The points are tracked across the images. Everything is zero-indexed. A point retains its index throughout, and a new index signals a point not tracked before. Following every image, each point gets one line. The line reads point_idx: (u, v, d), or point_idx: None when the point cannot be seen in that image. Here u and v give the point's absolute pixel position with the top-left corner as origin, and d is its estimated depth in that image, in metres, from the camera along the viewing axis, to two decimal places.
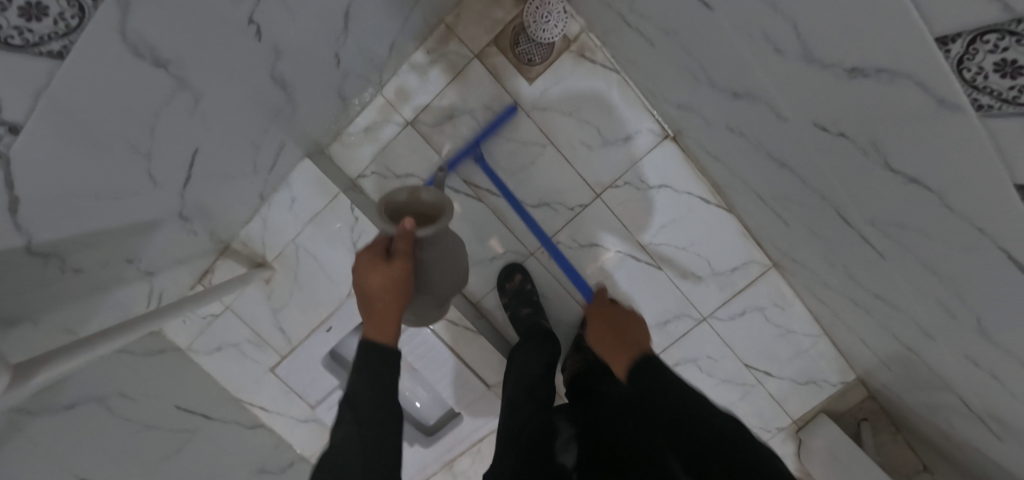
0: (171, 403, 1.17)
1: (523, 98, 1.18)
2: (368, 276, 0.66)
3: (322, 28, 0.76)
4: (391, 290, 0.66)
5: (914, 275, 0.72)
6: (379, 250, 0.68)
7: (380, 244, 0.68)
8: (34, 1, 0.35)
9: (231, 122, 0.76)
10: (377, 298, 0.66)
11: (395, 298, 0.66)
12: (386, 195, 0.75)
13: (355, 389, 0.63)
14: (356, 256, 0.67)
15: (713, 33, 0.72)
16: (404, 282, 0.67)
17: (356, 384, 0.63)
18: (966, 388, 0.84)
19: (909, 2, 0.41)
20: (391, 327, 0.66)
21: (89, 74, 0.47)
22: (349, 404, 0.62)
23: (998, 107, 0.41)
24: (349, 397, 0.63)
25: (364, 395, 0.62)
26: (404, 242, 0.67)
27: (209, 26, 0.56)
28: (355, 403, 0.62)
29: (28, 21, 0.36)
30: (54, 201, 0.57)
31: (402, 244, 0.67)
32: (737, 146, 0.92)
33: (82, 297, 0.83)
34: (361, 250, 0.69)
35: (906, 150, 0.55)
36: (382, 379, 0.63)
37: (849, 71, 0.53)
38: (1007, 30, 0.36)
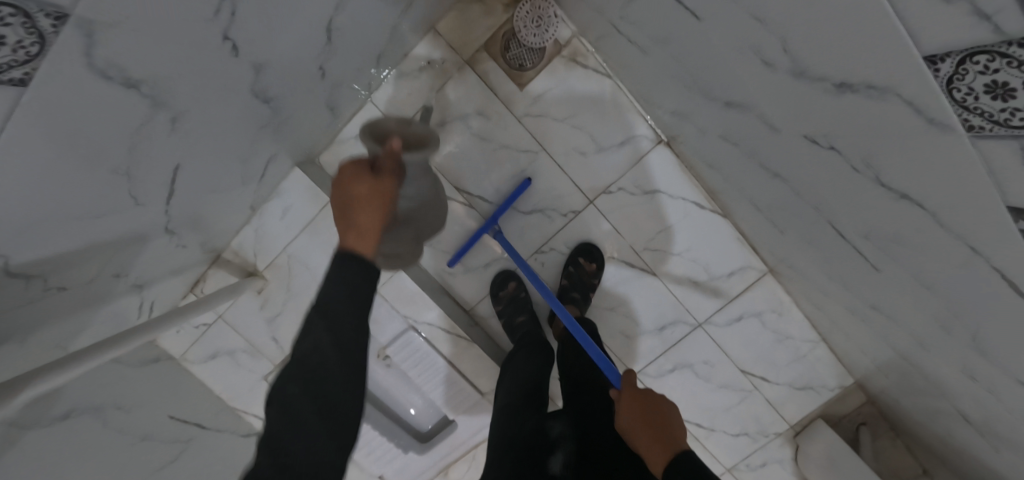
0: (166, 413, 1.17)
1: (515, 105, 1.16)
2: (352, 186, 0.60)
3: (306, 41, 0.75)
4: (375, 197, 0.60)
5: (910, 287, 0.70)
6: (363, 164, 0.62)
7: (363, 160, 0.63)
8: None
9: (213, 136, 0.75)
10: (361, 204, 0.59)
11: (381, 209, 0.60)
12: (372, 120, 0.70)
13: (330, 302, 0.53)
14: (339, 170, 0.62)
15: (703, 43, 0.70)
16: (391, 194, 0.61)
17: (333, 292, 0.53)
18: (963, 400, 0.83)
19: (899, 20, 0.40)
20: (375, 241, 0.58)
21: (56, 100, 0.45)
22: (324, 313, 0.52)
23: (989, 129, 0.39)
24: (322, 307, 0.53)
25: (344, 309, 0.53)
26: (390, 159, 0.64)
27: (185, 47, 0.55)
28: (333, 316, 0.52)
29: None
30: (29, 225, 0.56)
31: (388, 160, 0.63)
32: (731, 154, 0.90)
33: (69, 313, 0.82)
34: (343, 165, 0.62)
35: (897, 167, 0.53)
36: (364, 292, 0.55)
37: (839, 85, 0.52)
38: (997, 51, 0.35)
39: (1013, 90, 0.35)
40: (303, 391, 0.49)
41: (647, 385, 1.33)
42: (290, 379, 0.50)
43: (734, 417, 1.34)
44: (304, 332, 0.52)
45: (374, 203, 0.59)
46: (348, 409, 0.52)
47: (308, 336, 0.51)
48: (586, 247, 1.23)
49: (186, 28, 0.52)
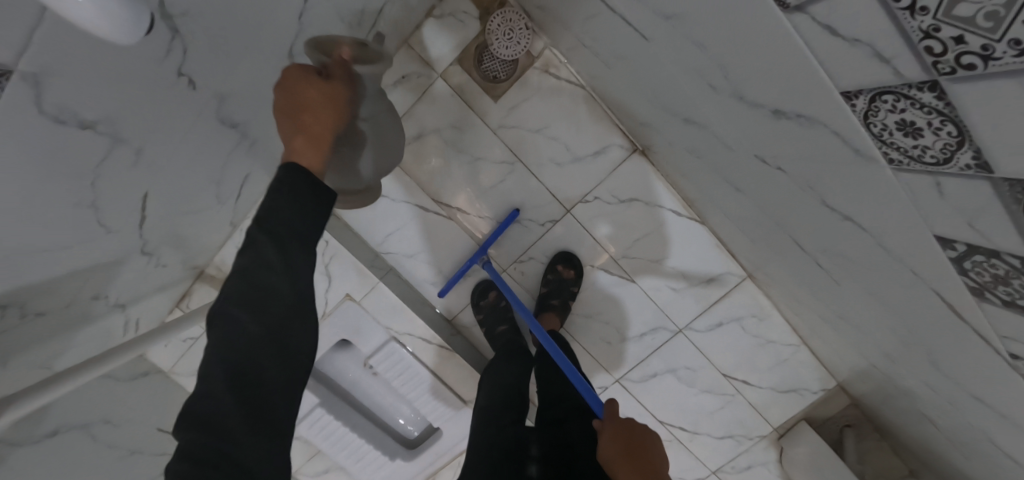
0: (155, 426, 1.22)
1: (490, 117, 1.18)
2: (301, 93, 0.55)
3: (269, 68, 0.77)
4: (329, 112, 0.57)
5: (869, 300, 0.71)
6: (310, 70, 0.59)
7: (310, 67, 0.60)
8: None
9: (182, 163, 0.77)
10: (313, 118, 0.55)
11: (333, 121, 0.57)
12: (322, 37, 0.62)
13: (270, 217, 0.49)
14: (285, 70, 0.55)
15: (656, 63, 0.71)
16: (341, 103, 0.59)
17: (274, 207, 0.49)
18: (932, 406, 0.83)
19: (807, 63, 0.41)
20: (323, 149, 0.56)
21: (12, 149, 0.47)
22: (268, 228, 0.48)
23: (907, 163, 0.39)
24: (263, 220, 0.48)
25: (290, 226, 0.50)
26: (339, 68, 0.61)
27: (141, 85, 0.56)
28: (281, 235, 0.49)
29: None
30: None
31: (337, 69, 0.60)
32: (698, 166, 0.91)
33: (50, 336, 0.84)
34: (289, 67, 0.55)
35: (836, 190, 0.54)
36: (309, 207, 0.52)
37: (774, 112, 0.52)
38: (901, 93, 0.34)
39: (921, 130, 0.35)
40: (251, 312, 0.46)
41: (629, 390, 1.35)
42: (232, 297, 0.46)
43: (717, 420, 1.35)
44: (245, 249, 0.48)
45: (324, 111, 0.56)
46: (302, 334, 0.50)
47: (250, 252, 0.47)
48: (566, 254, 1.25)
49: (140, 70, 0.54)
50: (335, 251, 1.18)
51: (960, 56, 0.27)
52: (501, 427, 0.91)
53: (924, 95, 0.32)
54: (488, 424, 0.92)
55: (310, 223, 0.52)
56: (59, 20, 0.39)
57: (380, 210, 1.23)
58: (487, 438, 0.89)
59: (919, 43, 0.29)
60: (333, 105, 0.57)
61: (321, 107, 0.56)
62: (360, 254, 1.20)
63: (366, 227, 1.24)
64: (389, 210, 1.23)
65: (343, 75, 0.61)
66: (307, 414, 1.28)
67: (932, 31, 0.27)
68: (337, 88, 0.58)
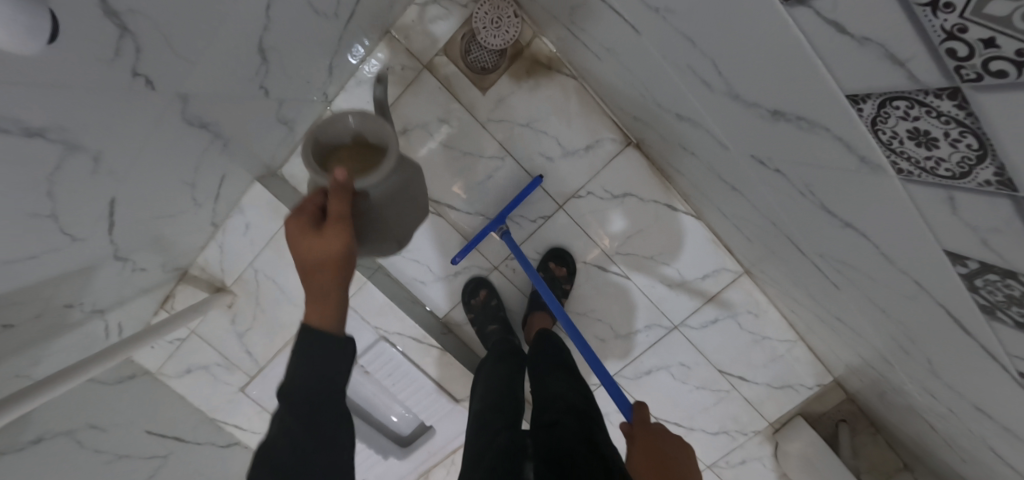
0: (143, 428, 1.16)
1: (478, 110, 1.14)
2: (300, 246, 0.52)
3: (235, 64, 0.72)
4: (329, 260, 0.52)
5: (868, 306, 0.68)
6: (310, 213, 0.55)
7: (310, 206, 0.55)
8: None
9: (149, 164, 0.73)
10: (314, 272, 0.52)
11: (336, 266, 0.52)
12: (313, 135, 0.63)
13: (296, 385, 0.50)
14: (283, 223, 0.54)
15: (647, 56, 0.67)
16: (348, 244, 0.53)
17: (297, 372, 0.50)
18: (928, 407, 0.82)
19: (802, 67, 0.37)
20: (337, 304, 0.52)
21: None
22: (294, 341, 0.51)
23: (918, 174, 0.35)
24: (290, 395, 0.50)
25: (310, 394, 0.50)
26: (337, 199, 0.55)
27: (93, 86, 0.52)
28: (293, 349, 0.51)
29: None
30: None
31: (337, 201, 0.55)
32: (694, 163, 0.88)
33: (24, 346, 0.81)
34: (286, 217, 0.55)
35: (836, 197, 0.50)
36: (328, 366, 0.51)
37: (772, 113, 0.48)
38: (916, 99, 0.29)
39: (937, 141, 0.30)
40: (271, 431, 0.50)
41: (625, 388, 1.32)
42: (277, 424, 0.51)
43: (712, 416, 1.33)
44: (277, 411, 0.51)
45: (325, 267, 0.52)
46: None
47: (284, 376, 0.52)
48: (557, 251, 1.21)
49: (88, 72, 0.50)
50: None
51: (989, 62, 0.23)
52: (496, 431, 0.81)
53: (944, 104, 0.27)
54: (482, 430, 0.82)
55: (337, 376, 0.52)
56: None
57: None
58: (482, 443, 0.80)
59: (941, 46, 0.24)
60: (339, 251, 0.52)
61: (321, 258, 0.52)
62: None
63: None
64: None
65: (346, 207, 0.55)
66: None
67: (959, 31, 0.23)
68: (341, 231, 0.53)
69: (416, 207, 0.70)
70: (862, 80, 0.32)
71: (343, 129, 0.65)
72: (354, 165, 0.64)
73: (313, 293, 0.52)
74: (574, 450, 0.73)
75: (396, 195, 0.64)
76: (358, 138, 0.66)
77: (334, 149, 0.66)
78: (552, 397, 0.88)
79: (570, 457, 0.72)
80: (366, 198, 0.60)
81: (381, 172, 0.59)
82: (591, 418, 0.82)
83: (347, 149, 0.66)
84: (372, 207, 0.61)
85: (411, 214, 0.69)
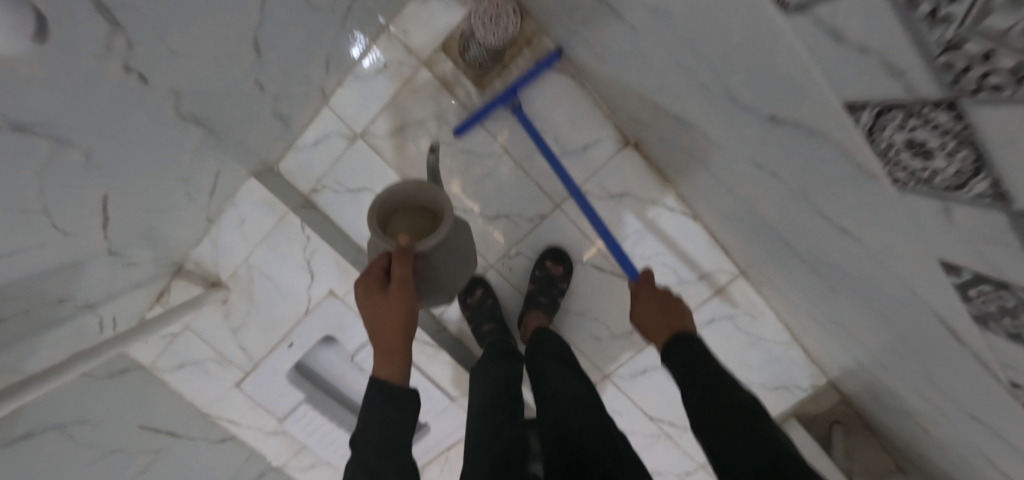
0: (135, 423, 1.15)
1: (476, 108, 1.14)
2: (370, 306, 0.67)
3: (230, 59, 0.71)
4: (395, 320, 0.66)
5: (863, 310, 0.68)
6: (378, 275, 0.69)
7: (377, 269, 0.70)
8: None
9: (143, 159, 0.72)
10: (382, 330, 0.66)
11: (401, 325, 0.66)
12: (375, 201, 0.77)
13: (360, 431, 0.60)
14: (357, 286, 0.69)
15: (646, 57, 0.66)
16: (410, 303, 0.67)
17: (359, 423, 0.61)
18: (921, 411, 0.82)
19: (805, 71, 0.36)
20: (398, 361, 0.65)
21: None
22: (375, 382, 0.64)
23: (914, 184, 0.35)
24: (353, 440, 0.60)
25: (369, 438, 0.60)
26: (401, 264, 0.68)
27: (83, 81, 0.51)
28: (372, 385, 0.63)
29: None
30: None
31: (400, 264, 0.69)
32: (692, 165, 0.88)
33: (13, 341, 0.80)
34: (358, 281, 0.69)
35: (834, 204, 0.50)
36: (388, 414, 0.62)
37: (770, 118, 0.47)
38: (913, 109, 0.29)
39: (933, 152, 0.31)
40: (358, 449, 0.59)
41: (620, 388, 1.32)
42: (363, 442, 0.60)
43: None
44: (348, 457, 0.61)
45: (390, 324, 0.65)
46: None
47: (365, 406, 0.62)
48: (554, 251, 1.20)
49: (76, 66, 0.49)
50: (316, 246, 1.14)
51: (988, 75, 0.23)
52: (498, 425, 0.81)
53: (940, 115, 0.28)
54: (485, 424, 0.82)
55: (391, 423, 0.61)
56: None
57: (363, 204, 1.19)
58: (484, 435, 0.79)
59: (938, 59, 0.25)
60: (404, 309, 0.67)
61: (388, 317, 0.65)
62: (344, 250, 1.16)
63: (348, 221, 1.20)
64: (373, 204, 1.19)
65: (407, 268, 0.69)
66: (293, 411, 1.29)
67: (957, 44, 0.23)
68: (404, 292, 0.67)
69: (464, 258, 0.84)
70: (862, 85, 0.31)
71: (402, 194, 0.81)
72: (412, 225, 0.79)
73: (386, 350, 0.66)
74: (577, 434, 0.75)
75: (448, 252, 0.79)
76: (412, 201, 0.82)
77: (394, 210, 0.82)
78: (552, 393, 0.86)
79: (579, 450, 0.72)
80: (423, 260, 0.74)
81: (434, 237, 0.73)
82: (595, 410, 0.81)
83: (404, 211, 0.81)
84: (428, 265, 0.76)
85: (461, 265, 0.84)
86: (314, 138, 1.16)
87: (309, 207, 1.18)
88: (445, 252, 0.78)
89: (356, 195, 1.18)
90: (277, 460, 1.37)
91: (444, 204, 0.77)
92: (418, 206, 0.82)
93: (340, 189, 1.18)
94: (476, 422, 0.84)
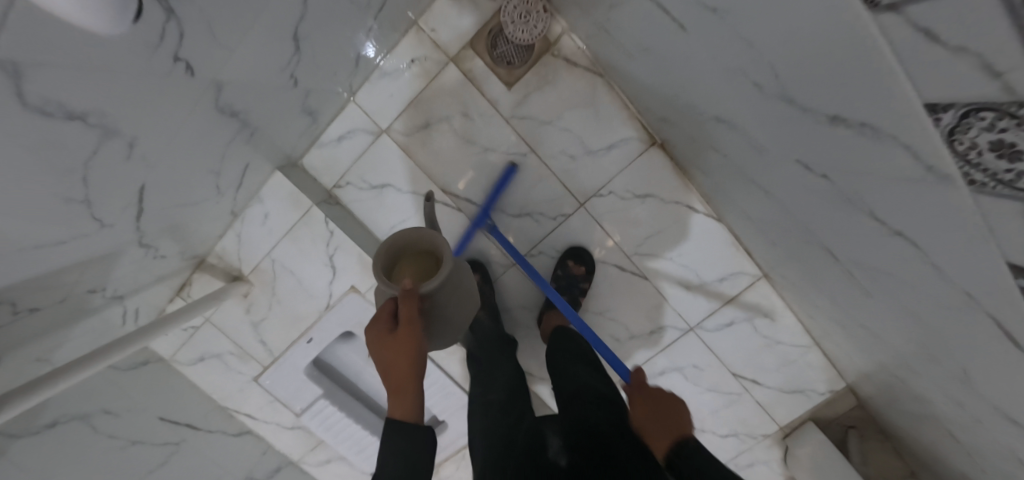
0: (154, 415, 1.15)
1: (503, 106, 1.13)
2: (381, 349, 0.64)
3: (270, 52, 0.71)
4: (405, 360, 0.63)
5: (901, 315, 0.68)
6: (387, 319, 0.67)
7: (385, 312, 0.68)
8: None
9: (181, 151, 0.72)
10: (391, 372, 0.63)
11: (413, 364, 0.63)
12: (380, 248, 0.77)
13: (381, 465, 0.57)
14: (364, 331, 0.66)
15: (691, 58, 0.66)
16: (421, 342, 0.65)
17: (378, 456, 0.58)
18: (950, 417, 0.81)
19: (883, 70, 0.36)
20: (411, 401, 0.62)
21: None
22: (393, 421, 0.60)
23: (993, 186, 0.35)
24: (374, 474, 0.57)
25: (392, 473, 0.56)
26: (408, 304, 0.67)
27: (135, 71, 0.51)
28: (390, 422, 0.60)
29: None
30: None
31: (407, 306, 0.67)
32: (723, 167, 0.88)
33: (44, 331, 0.80)
34: (367, 325, 0.67)
35: (890, 205, 0.50)
36: (408, 442, 0.59)
37: (831, 119, 0.47)
38: (1006, 111, 0.29)
39: (1023, 153, 0.30)
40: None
41: None
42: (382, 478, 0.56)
43: (722, 418, 1.33)
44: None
45: (401, 365, 0.63)
46: None
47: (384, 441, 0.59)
48: (577, 250, 1.19)
49: (132, 55, 0.49)
50: (340, 242, 1.14)
51: None
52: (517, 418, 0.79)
53: None
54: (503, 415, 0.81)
55: (411, 454, 0.58)
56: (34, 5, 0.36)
57: (385, 200, 1.18)
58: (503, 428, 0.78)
59: None
60: (414, 350, 0.64)
61: (399, 358, 0.63)
62: (366, 246, 1.16)
63: (370, 217, 1.19)
64: (395, 200, 1.18)
65: (414, 309, 0.67)
66: (311, 405, 1.29)
67: None
68: (413, 331, 0.65)
69: (471, 300, 0.82)
70: (952, 88, 0.31)
71: (404, 242, 0.80)
72: (416, 268, 0.78)
73: (400, 390, 0.62)
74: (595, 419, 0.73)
75: (455, 294, 0.77)
76: (417, 247, 0.80)
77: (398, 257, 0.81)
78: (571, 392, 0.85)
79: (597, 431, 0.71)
80: (429, 301, 0.72)
81: (438, 277, 0.72)
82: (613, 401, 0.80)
83: (408, 256, 0.80)
84: (434, 306, 0.74)
85: (469, 306, 0.81)
86: (338, 134, 1.15)
87: (332, 202, 1.18)
88: (452, 293, 0.76)
89: (379, 191, 1.18)
90: (292, 455, 1.36)
91: (446, 247, 0.76)
92: (422, 250, 0.81)
93: (362, 185, 1.18)
94: (485, 414, 0.83)
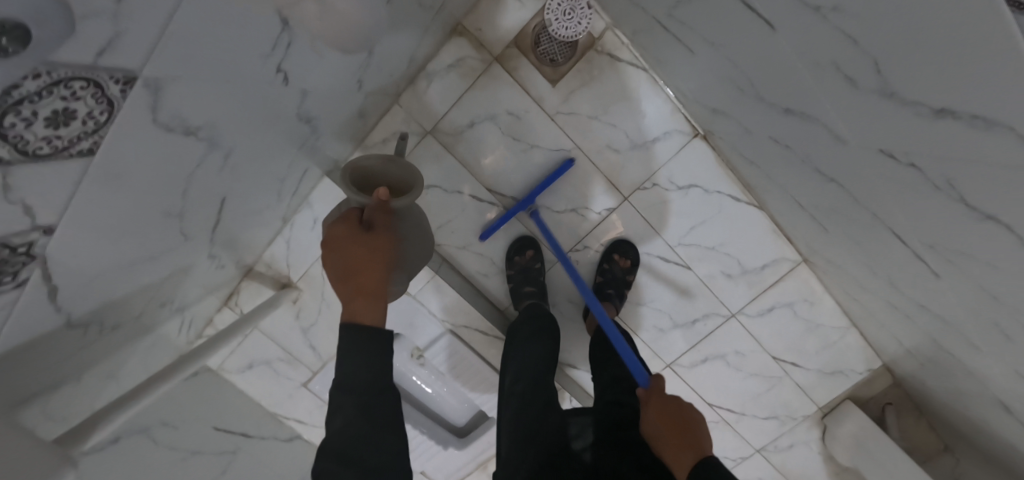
0: (208, 424, 1.14)
1: (548, 103, 1.14)
2: (344, 247, 0.62)
3: (351, 59, 0.71)
4: (370, 263, 0.62)
5: (973, 293, 0.70)
6: (354, 221, 0.64)
7: (352, 216, 0.65)
8: (60, 110, 0.32)
9: (258, 161, 0.72)
10: (360, 276, 0.61)
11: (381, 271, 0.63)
12: (352, 161, 0.71)
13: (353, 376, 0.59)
14: (328, 227, 0.63)
15: (779, 53, 0.69)
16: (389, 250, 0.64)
17: (347, 365, 0.59)
18: (1008, 391, 0.84)
19: (1008, 68, 0.37)
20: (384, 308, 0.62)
21: (110, 159, 0.42)
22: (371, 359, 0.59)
23: None
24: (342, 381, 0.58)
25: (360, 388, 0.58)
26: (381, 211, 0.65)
27: (244, 83, 0.52)
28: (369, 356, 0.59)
29: (55, 128, 0.33)
30: (78, 281, 0.54)
31: (380, 214, 0.65)
32: (782, 156, 0.90)
33: (117, 348, 0.80)
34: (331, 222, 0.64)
35: (987, 191, 0.51)
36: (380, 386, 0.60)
37: (937, 112, 0.49)
38: None
39: None
40: (348, 407, 0.58)
41: (681, 376, 1.33)
42: (359, 413, 0.58)
43: (764, 403, 1.34)
44: (330, 410, 0.59)
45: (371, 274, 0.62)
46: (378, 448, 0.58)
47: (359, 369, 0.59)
48: (623, 244, 1.21)
49: (245, 67, 0.49)
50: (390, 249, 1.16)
51: None
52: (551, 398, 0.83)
53: None
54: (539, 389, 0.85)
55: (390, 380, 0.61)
56: (195, 9, 0.36)
57: (431, 201, 1.18)
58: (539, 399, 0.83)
59: None
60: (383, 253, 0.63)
61: (369, 263, 0.62)
62: None
63: None
64: (440, 200, 1.18)
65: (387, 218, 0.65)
66: None
67: None
68: (386, 238, 0.64)
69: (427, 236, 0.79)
70: None
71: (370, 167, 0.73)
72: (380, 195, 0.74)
73: (360, 293, 0.61)
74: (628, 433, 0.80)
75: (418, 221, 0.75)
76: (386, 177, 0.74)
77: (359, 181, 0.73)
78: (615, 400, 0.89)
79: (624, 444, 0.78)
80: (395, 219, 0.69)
81: (411, 196, 0.70)
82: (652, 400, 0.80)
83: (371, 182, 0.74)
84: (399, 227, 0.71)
85: (423, 244, 0.79)
86: (384, 136, 1.15)
87: None
88: (413, 220, 0.74)
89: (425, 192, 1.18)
90: None
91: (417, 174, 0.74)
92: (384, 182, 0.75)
93: None
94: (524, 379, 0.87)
